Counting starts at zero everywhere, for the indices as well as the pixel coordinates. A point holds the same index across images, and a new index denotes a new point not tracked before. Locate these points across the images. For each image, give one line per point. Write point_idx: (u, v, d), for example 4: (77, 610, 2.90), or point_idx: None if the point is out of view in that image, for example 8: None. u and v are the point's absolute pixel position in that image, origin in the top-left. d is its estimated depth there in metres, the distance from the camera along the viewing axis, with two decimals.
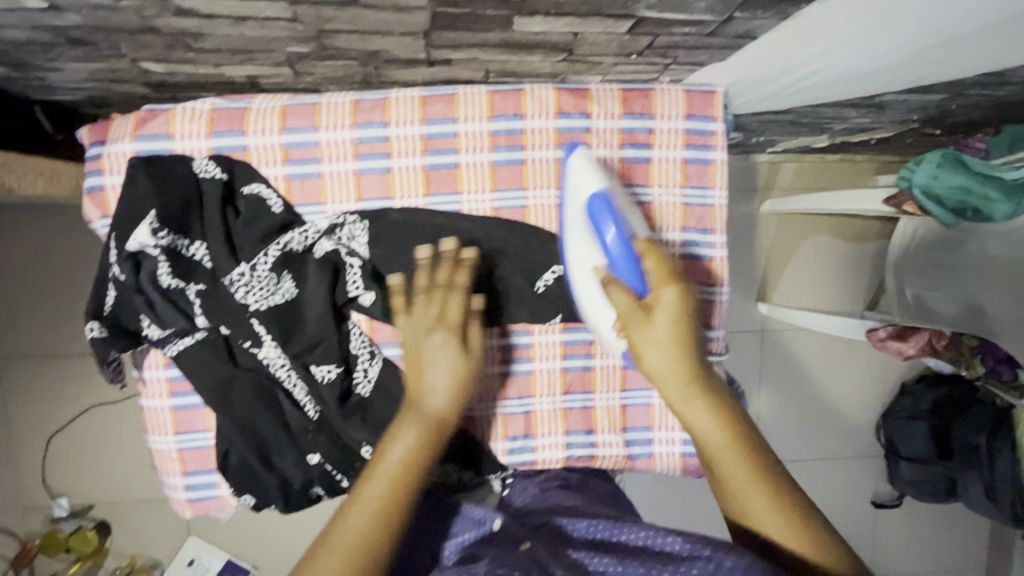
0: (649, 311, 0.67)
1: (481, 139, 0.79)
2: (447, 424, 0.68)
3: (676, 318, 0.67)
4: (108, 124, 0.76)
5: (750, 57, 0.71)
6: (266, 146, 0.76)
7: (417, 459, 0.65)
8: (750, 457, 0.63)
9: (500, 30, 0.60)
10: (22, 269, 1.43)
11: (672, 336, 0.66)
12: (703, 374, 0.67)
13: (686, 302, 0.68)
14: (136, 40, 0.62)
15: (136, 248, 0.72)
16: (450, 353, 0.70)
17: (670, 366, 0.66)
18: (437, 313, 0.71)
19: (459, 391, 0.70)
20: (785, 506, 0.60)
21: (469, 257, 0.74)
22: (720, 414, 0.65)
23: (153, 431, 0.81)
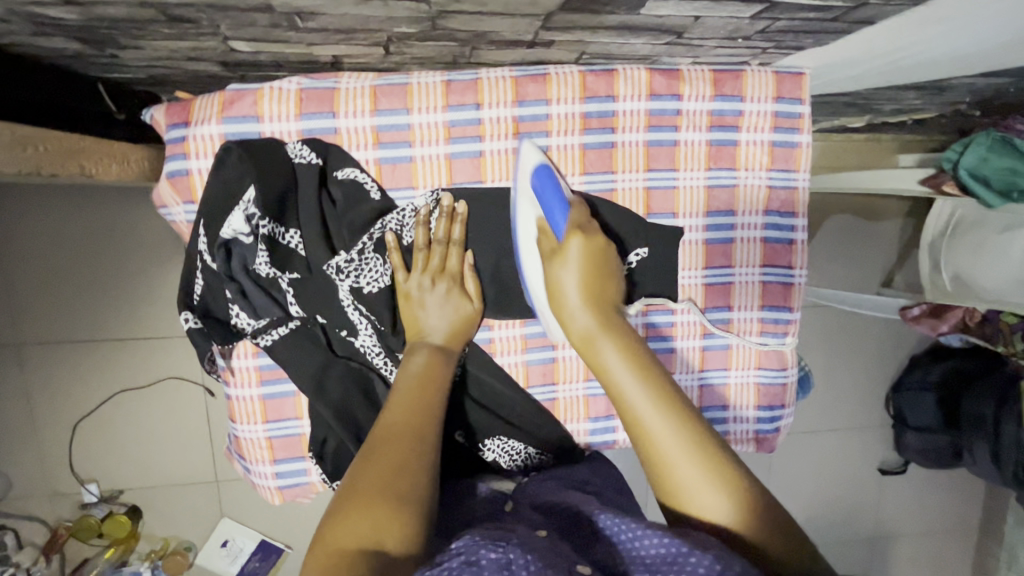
0: (560, 258, 0.70)
1: (573, 121, 0.77)
2: (454, 357, 0.72)
3: (586, 267, 0.69)
4: (189, 104, 0.72)
5: (854, 43, 0.71)
6: (357, 129, 0.73)
7: (431, 376, 0.67)
8: (661, 395, 0.60)
9: (625, 12, 0.59)
10: (42, 251, 1.37)
11: (579, 282, 0.69)
12: (609, 319, 0.67)
13: (596, 251, 0.71)
14: (241, 19, 0.59)
15: (228, 236, 0.70)
16: (453, 299, 0.74)
17: (576, 310, 0.68)
18: (440, 265, 0.75)
19: (459, 330, 0.74)
20: (699, 449, 0.56)
21: (461, 210, 0.75)
22: (627, 354, 0.63)
23: (241, 420, 0.79)
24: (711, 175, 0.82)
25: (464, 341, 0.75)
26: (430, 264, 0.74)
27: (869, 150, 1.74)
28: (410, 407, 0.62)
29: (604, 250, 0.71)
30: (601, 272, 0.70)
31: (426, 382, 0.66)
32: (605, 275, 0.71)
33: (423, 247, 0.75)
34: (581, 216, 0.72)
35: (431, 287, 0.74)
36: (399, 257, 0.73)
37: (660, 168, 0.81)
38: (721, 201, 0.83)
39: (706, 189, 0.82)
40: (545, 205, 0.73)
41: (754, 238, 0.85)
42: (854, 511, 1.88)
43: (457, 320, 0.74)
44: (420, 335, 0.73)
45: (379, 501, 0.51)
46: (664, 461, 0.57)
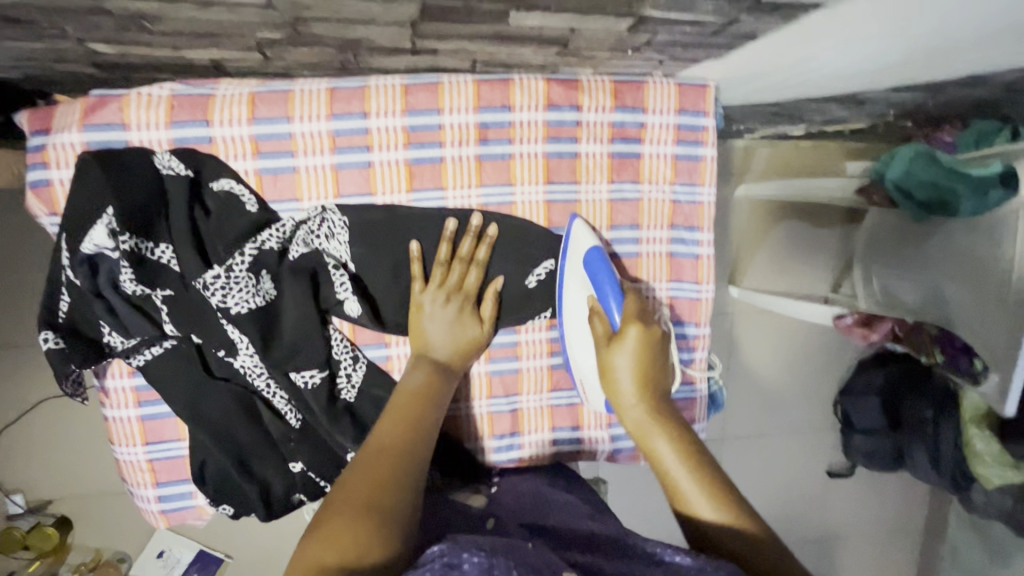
0: (615, 343, 0.67)
1: (467, 131, 0.75)
2: (455, 374, 0.71)
3: (641, 354, 0.66)
4: (52, 111, 0.68)
5: (748, 55, 0.70)
6: (233, 138, 0.70)
7: (428, 388, 0.65)
8: (710, 484, 0.56)
9: (492, 22, 0.57)
10: None
11: (634, 370, 0.66)
12: (664, 412, 0.64)
13: (652, 338, 0.67)
14: (84, 21, 0.56)
15: (92, 251, 0.66)
16: (461, 320, 0.74)
17: (629, 400, 0.65)
18: (457, 282, 0.74)
19: (459, 353, 0.73)
20: (746, 534, 0.53)
21: (491, 233, 0.75)
22: (681, 449, 0.60)
23: (120, 442, 0.76)
24: (614, 189, 0.80)
25: (464, 364, 0.74)
26: (448, 281, 0.74)
27: (816, 157, 1.74)
28: (407, 416, 0.60)
29: (662, 341, 0.68)
30: (656, 363, 0.67)
31: (426, 396, 0.64)
32: (659, 366, 0.67)
33: (445, 261, 0.74)
34: (636, 305, 0.70)
35: (443, 303, 0.73)
36: (419, 268, 0.74)
37: (560, 181, 0.78)
38: (625, 214, 0.81)
39: (609, 202, 0.80)
40: (599, 288, 0.72)
41: (660, 252, 0.83)
42: (801, 514, 1.90)
43: (462, 341, 0.73)
44: (423, 348, 0.72)
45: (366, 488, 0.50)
46: (710, 542, 0.54)
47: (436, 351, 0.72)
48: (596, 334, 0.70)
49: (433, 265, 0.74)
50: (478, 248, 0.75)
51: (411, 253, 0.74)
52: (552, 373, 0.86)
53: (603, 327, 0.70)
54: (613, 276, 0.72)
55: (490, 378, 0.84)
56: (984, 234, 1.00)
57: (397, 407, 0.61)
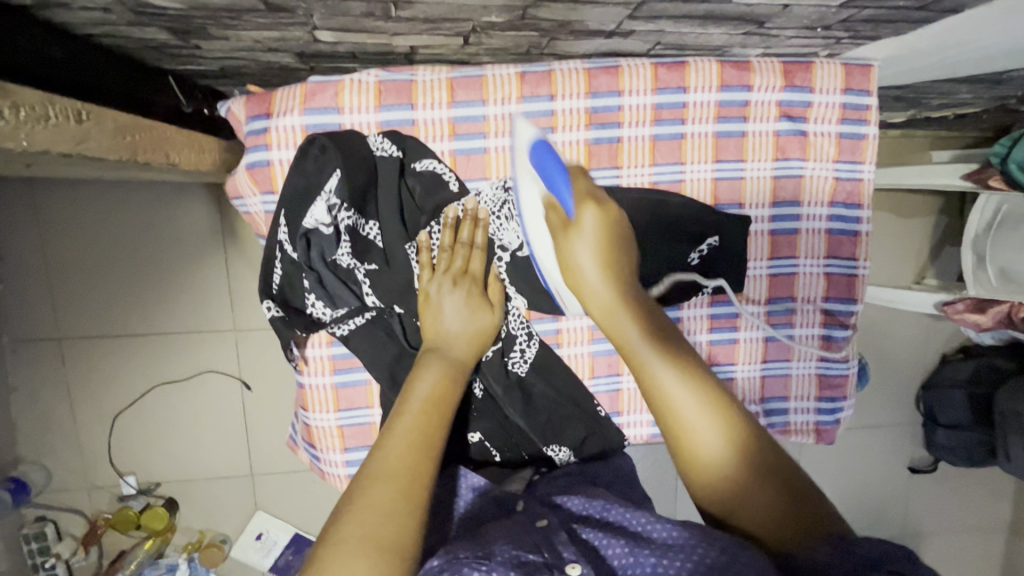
0: (581, 253, 0.64)
1: (645, 113, 0.78)
2: (467, 370, 0.69)
3: (609, 270, 0.64)
4: (269, 97, 0.73)
5: (931, 33, 0.71)
6: (434, 120, 0.74)
7: (459, 364, 0.69)
8: (696, 383, 0.59)
9: (716, 1, 0.59)
10: (85, 244, 1.38)
11: (614, 294, 0.64)
12: (650, 326, 0.63)
13: (608, 217, 0.66)
14: (336, 8, 0.60)
15: (309, 226, 0.72)
16: (473, 304, 0.72)
17: (597, 284, 0.64)
18: (462, 267, 0.73)
19: (475, 341, 0.72)
20: (717, 414, 0.58)
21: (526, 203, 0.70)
22: (653, 338, 0.61)
23: (314, 409, 0.80)
24: (778, 166, 0.82)
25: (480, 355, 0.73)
26: (451, 265, 0.73)
27: (902, 146, 1.72)
28: (439, 395, 0.64)
29: (623, 233, 0.67)
30: (621, 267, 0.66)
31: (453, 374, 0.67)
32: (627, 271, 0.66)
33: (449, 244, 0.73)
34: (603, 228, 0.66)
35: (449, 289, 0.72)
36: (427, 258, 0.73)
37: (728, 160, 0.81)
38: (788, 192, 0.83)
39: (773, 180, 0.83)
40: (551, 184, 0.64)
41: (819, 229, 0.85)
42: (882, 510, 1.87)
43: (475, 329, 0.72)
44: (436, 340, 0.70)
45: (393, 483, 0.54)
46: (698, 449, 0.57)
47: (452, 348, 0.70)
48: (551, 224, 0.65)
49: (441, 252, 0.74)
50: (477, 232, 0.74)
51: (420, 242, 0.74)
52: (710, 349, 0.87)
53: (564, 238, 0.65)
54: (563, 168, 0.65)
55: None
56: None
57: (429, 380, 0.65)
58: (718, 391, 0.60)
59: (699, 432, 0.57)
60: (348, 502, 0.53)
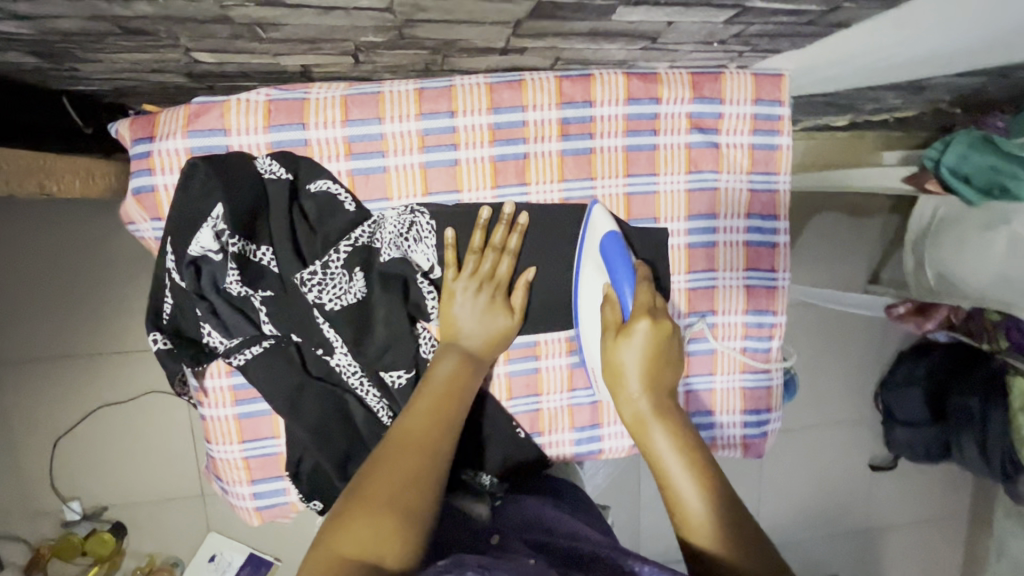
0: (624, 337, 0.67)
1: (550, 127, 0.76)
2: (482, 366, 0.73)
3: (648, 352, 0.66)
4: (153, 119, 0.70)
5: (830, 45, 0.70)
6: (328, 140, 0.72)
7: (455, 385, 0.68)
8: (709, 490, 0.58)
9: (595, 19, 0.57)
10: (12, 264, 1.33)
11: (640, 366, 0.66)
12: (664, 406, 0.65)
13: (663, 333, 0.67)
14: (200, 31, 0.57)
15: (196, 254, 0.68)
16: (495, 308, 0.75)
17: (636, 391, 0.65)
18: (489, 271, 0.75)
19: (492, 341, 0.75)
20: (716, 502, 0.57)
21: (523, 221, 0.75)
22: (681, 446, 0.61)
23: (216, 441, 0.78)
24: (692, 179, 0.81)
25: (494, 354, 0.75)
26: (481, 268, 0.74)
27: (853, 148, 1.72)
28: (434, 415, 0.62)
29: (672, 339, 0.68)
30: (663, 357, 0.67)
31: (452, 393, 0.66)
32: (669, 361, 0.67)
33: (478, 247, 0.75)
34: (647, 298, 0.69)
35: (475, 291, 0.74)
36: (453, 255, 0.74)
37: (640, 174, 0.79)
38: (702, 205, 0.82)
39: (687, 193, 0.81)
40: (614, 273, 0.72)
41: (736, 242, 0.84)
42: (845, 509, 1.86)
43: (493, 331, 0.74)
44: (455, 336, 0.73)
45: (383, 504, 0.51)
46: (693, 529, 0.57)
47: (470, 342, 0.73)
48: (607, 322, 0.70)
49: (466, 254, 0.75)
50: (510, 237, 0.75)
51: (315, 268, 0.71)
52: None
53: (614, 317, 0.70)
54: (629, 263, 0.72)
55: (572, 371, 0.84)
56: None
57: (421, 410, 0.63)
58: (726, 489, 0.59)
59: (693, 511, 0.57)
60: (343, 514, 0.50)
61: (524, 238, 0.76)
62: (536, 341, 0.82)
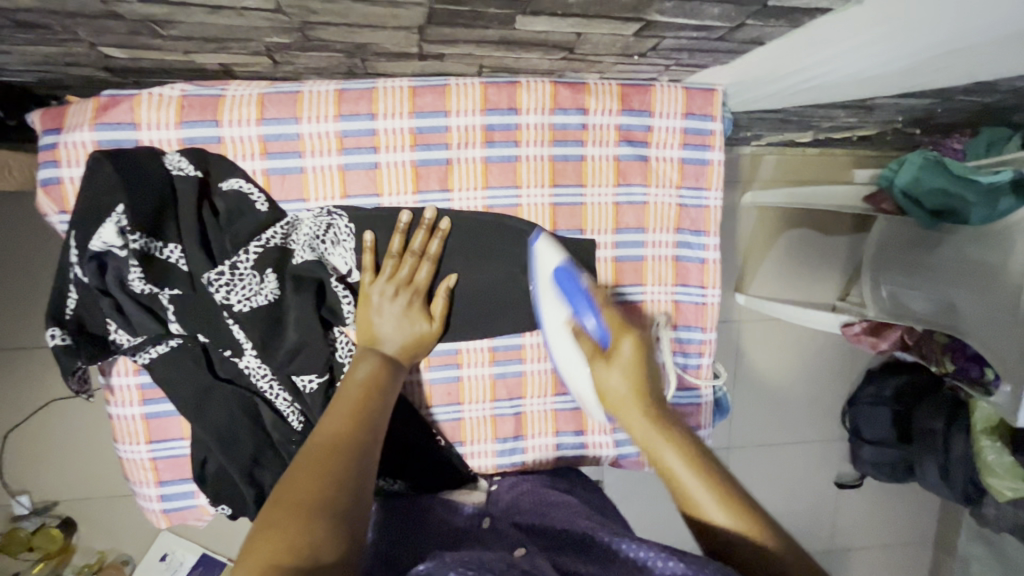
0: (605, 363, 0.69)
1: (474, 133, 0.76)
2: (404, 375, 0.70)
3: (636, 368, 0.68)
4: (64, 111, 0.69)
5: (754, 61, 0.70)
6: (243, 138, 0.71)
7: (375, 383, 0.64)
8: (690, 457, 0.61)
9: (499, 28, 0.57)
10: None
11: (631, 386, 0.67)
12: (658, 414, 0.65)
13: (642, 350, 0.70)
14: (96, 26, 0.56)
15: (99, 248, 0.67)
16: (413, 314, 0.73)
17: (625, 395, 0.67)
18: (407, 276, 0.73)
19: (409, 347, 0.72)
20: (724, 496, 0.58)
21: (444, 226, 0.74)
22: (688, 456, 0.61)
23: (123, 440, 0.77)
24: (620, 192, 0.81)
25: (412, 359, 0.73)
26: (399, 273, 0.73)
27: (823, 165, 1.70)
28: (353, 414, 0.59)
29: (650, 351, 0.71)
30: (648, 374, 0.69)
31: (372, 390, 0.63)
32: (653, 377, 0.69)
33: (399, 251, 0.73)
34: (605, 301, 0.73)
35: (392, 297, 0.72)
36: (371, 260, 0.73)
37: (566, 184, 0.79)
38: (629, 218, 0.82)
39: (615, 205, 0.81)
40: (573, 307, 0.73)
41: (665, 256, 0.84)
42: (811, 528, 1.83)
43: (412, 336, 0.73)
44: (373, 343, 0.70)
45: (300, 511, 0.47)
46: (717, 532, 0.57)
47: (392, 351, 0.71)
48: (588, 354, 0.71)
49: (385, 259, 0.73)
50: (429, 242, 0.74)
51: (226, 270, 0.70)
52: (556, 377, 0.85)
53: (591, 347, 0.72)
54: (584, 289, 0.72)
55: (494, 381, 0.84)
56: (998, 243, 0.99)
57: (339, 410, 0.59)
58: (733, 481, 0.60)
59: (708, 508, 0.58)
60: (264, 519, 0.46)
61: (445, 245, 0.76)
62: (457, 350, 0.82)
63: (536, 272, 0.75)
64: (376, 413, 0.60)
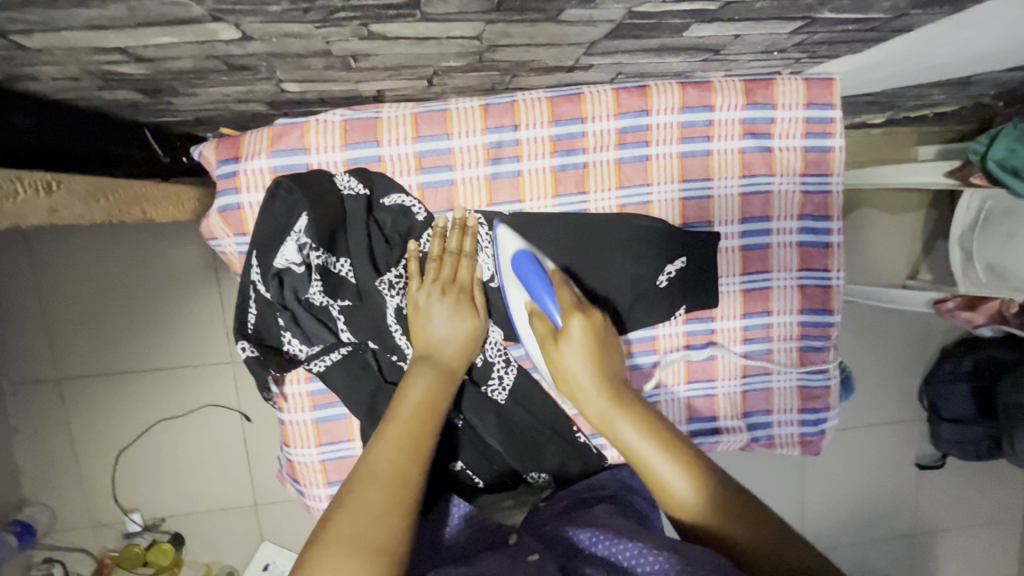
0: (563, 340, 0.71)
1: (608, 137, 0.80)
2: (456, 377, 0.73)
3: (589, 345, 0.71)
4: (237, 141, 0.76)
5: (887, 49, 0.72)
6: (401, 157, 0.76)
7: (429, 405, 0.67)
8: (661, 439, 0.63)
9: (667, 36, 0.60)
10: (64, 286, 1.33)
11: (586, 367, 0.70)
12: (617, 388, 0.69)
13: (595, 325, 0.72)
14: (298, 64, 0.62)
15: (281, 266, 0.73)
16: (460, 312, 0.76)
17: (574, 363, 0.71)
18: (450, 275, 0.77)
19: (460, 346, 0.75)
20: (671, 450, 0.62)
21: (473, 223, 0.77)
22: (639, 420, 0.65)
23: (295, 444, 0.82)
24: (745, 183, 0.84)
25: (467, 358, 0.76)
26: (440, 276, 0.76)
27: (887, 144, 1.70)
28: (407, 444, 0.62)
29: (603, 325, 0.73)
30: (603, 348, 0.72)
31: (427, 415, 0.66)
32: (607, 351, 0.72)
33: (438, 254, 0.77)
34: (558, 272, 0.76)
35: (438, 297, 0.75)
36: (416, 266, 0.77)
37: (695, 179, 0.82)
38: (756, 207, 0.85)
39: (741, 196, 0.84)
40: (530, 288, 0.73)
41: (790, 242, 0.87)
42: (894, 511, 1.80)
43: (463, 335, 0.75)
44: (427, 348, 0.74)
45: (361, 549, 0.50)
46: (657, 476, 0.61)
47: (443, 354, 0.73)
48: (539, 334, 0.74)
49: (427, 262, 0.77)
50: (464, 239, 0.77)
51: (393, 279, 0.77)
52: (689, 366, 0.88)
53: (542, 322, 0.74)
54: (542, 273, 0.73)
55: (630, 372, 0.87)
56: None
57: (393, 436, 0.62)
58: (673, 433, 0.64)
59: (653, 461, 0.61)
60: (322, 528, 0.52)
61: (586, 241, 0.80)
62: None
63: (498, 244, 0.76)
64: (429, 441, 0.64)
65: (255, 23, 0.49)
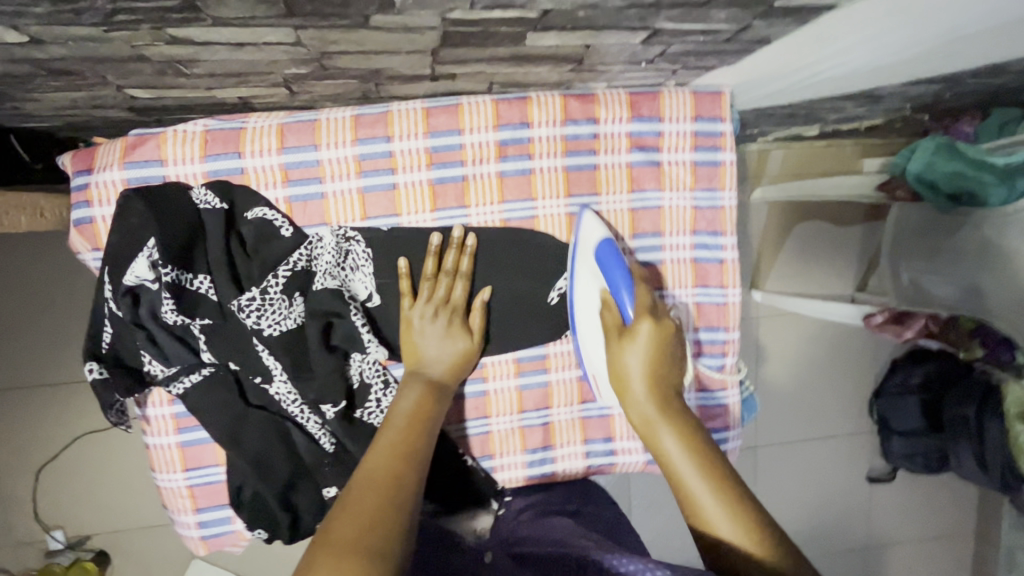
0: (626, 339, 0.68)
1: (488, 149, 0.77)
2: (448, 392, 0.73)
3: (653, 351, 0.67)
4: (93, 152, 0.72)
5: (760, 60, 0.70)
6: (265, 168, 0.73)
7: (420, 413, 0.66)
8: (707, 464, 0.58)
9: (510, 45, 0.58)
10: None
11: (645, 370, 0.66)
12: (666, 402, 0.64)
13: (664, 334, 0.68)
14: (125, 70, 0.58)
15: (133, 283, 0.69)
16: (453, 332, 0.76)
17: (641, 396, 0.65)
18: (444, 296, 0.76)
19: (453, 362, 0.75)
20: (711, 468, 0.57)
21: (471, 243, 0.76)
22: (687, 440, 0.60)
23: (161, 469, 0.78)
24: (635, 197, 0.81)
25: (460, 376, 0.76)
26: (435, 297, 0.75)
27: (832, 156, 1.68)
28: (396, 451, 0.59)
29: (676, 340, 0.69)
30: (668, 359, 0.68)
31: (417, 420, 0.65)
32: (672, 361, 0.68)
33: (433, 275, 0.76)
34: (646, 294, 0.70)
35: (432, 318, 0.75)
36: (408, 285, 0.75)
37: (582, 193, 0.80)
38: (647, 223, 0.82)
39: (631, 211, 0.81)
40: (609, 278, 0.71)
41: (684, 258, 0.84)
42: (847, 527, 1.75)
43: (453, 355, 0.75)
44: (418, 363, 0.74)
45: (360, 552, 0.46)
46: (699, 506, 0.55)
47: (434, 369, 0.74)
48: (607, 325, 0.71)
49: (421, 281, 0.76)
50: (461, 259, 0.76)
51: (254, 298, 0.71)
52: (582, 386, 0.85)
53: (613, 319, 0.70)
54: (624, 267, 0.70)
55: (520, 393, 0.84)
56: None
57: (386, 443, 0.60)
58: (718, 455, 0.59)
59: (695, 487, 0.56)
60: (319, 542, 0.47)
61: (474, 262, 0.78)
62: (483, 364, 0.82)
63: (579, 247, 0.75)
64: (426, 445, 0.62)
65: (34, 25, 0.46)
